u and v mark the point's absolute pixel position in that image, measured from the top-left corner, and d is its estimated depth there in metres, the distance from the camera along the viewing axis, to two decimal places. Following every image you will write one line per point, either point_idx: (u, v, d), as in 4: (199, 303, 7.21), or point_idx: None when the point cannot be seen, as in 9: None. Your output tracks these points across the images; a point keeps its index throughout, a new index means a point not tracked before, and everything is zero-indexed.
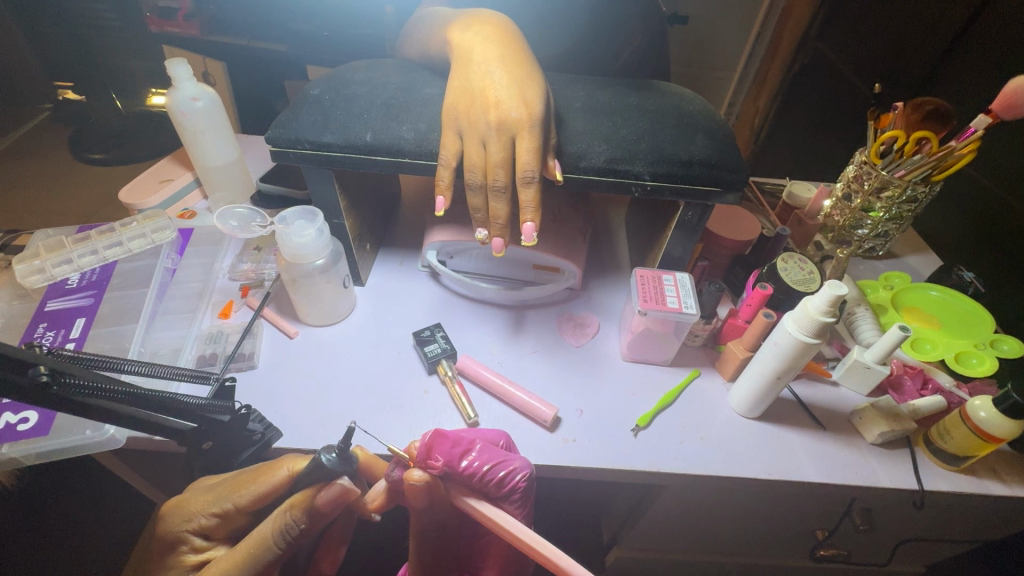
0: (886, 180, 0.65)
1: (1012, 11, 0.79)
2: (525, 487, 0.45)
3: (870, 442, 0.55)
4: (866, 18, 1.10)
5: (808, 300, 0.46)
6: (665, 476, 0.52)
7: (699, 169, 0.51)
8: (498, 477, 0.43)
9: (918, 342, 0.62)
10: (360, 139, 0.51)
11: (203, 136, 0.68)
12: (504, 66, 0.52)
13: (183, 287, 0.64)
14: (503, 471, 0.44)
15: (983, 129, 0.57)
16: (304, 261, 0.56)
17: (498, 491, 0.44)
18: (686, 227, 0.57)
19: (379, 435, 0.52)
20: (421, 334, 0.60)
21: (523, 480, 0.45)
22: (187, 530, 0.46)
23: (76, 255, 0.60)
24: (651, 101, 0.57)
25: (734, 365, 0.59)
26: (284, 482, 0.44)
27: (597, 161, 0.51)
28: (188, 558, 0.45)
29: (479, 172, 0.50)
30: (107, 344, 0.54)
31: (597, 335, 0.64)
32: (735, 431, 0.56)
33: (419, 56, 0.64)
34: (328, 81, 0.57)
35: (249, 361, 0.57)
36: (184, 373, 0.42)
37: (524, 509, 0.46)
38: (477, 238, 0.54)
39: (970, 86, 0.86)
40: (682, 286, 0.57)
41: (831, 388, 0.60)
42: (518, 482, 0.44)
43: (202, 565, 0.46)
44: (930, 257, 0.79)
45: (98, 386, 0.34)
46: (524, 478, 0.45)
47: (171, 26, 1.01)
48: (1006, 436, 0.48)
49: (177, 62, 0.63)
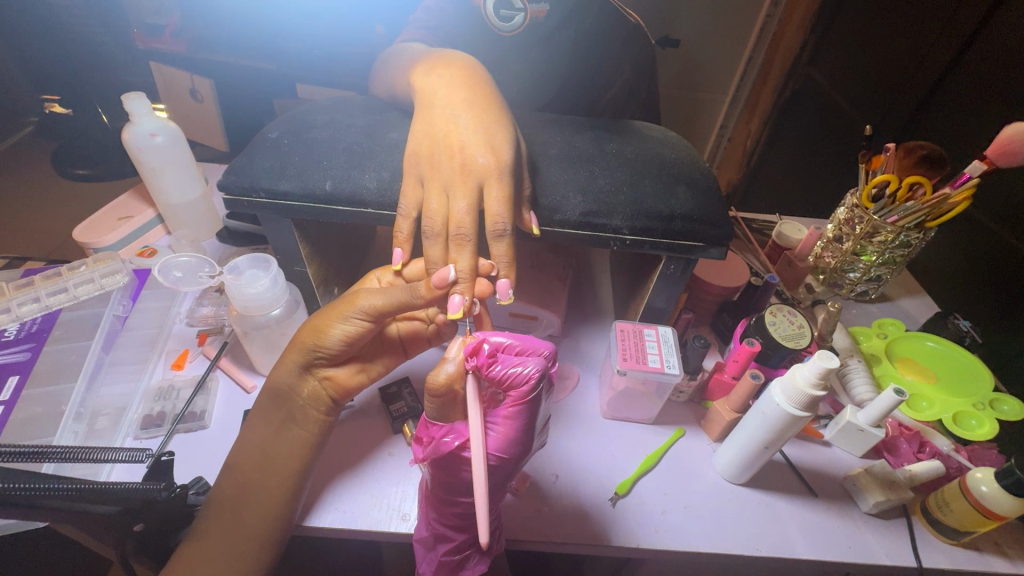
0: (877, 225, 0.63)
1: (1002, 48, 0.77)
2: (531, 389, 0.39)
3: (864, 511, 0.52)
4: (856, 47, 1.09)
5: (797, 369, 0.44)
6: (646, 552, 0.48)
7: (681, 224, 0.48)
8: (511, 376, 0.39)
9: (914, 399, 0.59)
10: (318, 188, 0.48)
11: (163, 173, 0.65)
12: (470, 110, 0.50)
13: (135, 335, 0.60)
14: (514, 370, 0.39)
15: (978, 176, 0.55)
16: (257, 313, 0.52)
17: (512, 385, 0.39)
18: (669, 281, 0.54)
19: (339, 506, 0.48)
20: (388, 390, 0.57)
21: (534, 380, 0.39)
22: (299, 386, 0.48)
23: (17, 303, 0.56)
24: (631, 147, 0.54)
25: (721, 426, 0.55)
26: (389, 333, 0.54)
27: (572, 214, 0.48)
28: (254, 454, 0.46)
29: (439, 221, 0.46)
30: (40, 407, 0.49)
31: (577, 388, 0.61)
32: (721, 499, 0.52)
33: (387, 94, 0.61)
34: (289, 124, 0.54)
35: (200, 421, 0.53)
36: (124, 453, 0.38)
37: (522, 403, 0.39)
38: (436, 309, 0.51)
39: (961, 122, 0.84)
40: (664, 341, 0.54)
41: (822, 448, 0.57)
42: (526, 381, 0.39)
43: (222, 508, 0.43)
44: (924, 301, 0.76)
45: (26, 486, 0.31)
46: (533, 378, 0.39)
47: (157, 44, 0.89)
48: (1010, 514, 0.44)
49: (135, 97, 0.60)
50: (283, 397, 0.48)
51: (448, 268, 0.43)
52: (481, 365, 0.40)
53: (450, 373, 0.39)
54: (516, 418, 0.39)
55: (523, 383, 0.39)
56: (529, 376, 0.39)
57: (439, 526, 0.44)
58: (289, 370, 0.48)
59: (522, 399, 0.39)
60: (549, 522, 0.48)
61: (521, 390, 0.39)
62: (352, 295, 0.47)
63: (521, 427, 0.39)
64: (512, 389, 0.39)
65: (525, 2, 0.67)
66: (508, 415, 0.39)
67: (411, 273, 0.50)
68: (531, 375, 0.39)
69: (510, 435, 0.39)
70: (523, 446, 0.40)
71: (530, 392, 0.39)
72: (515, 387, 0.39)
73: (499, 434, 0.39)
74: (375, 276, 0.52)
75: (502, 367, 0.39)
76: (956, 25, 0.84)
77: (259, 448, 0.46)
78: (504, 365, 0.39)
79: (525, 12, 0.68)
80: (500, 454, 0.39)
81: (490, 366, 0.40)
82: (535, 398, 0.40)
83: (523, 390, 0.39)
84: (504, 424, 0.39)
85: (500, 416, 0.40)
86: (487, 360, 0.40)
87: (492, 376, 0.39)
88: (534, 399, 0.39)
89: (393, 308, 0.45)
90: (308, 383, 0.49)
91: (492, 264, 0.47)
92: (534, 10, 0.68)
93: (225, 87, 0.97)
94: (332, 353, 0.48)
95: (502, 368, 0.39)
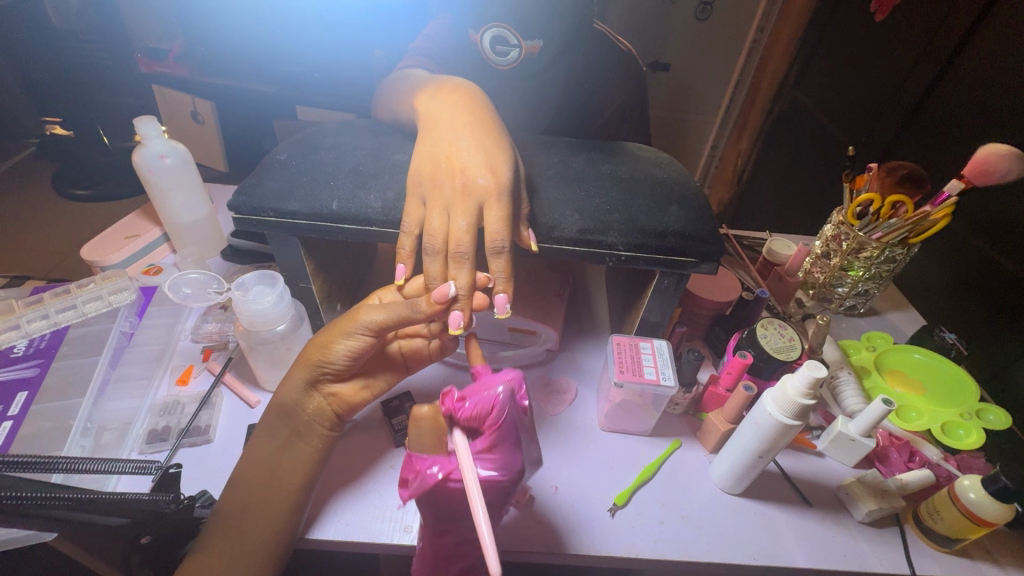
0: (863, 241, 0.65)
1: (977, 74, 0.81)
2: (502, 413, 0.41)
3: (857, 520, 0.53)
4: (841, 71, 1.13)
5: (786, 379, 0.45)
6: (646, 561, 0.49)
7: (673, 240, 0.50)
8: (479, 407, 0.41)
9: (903, 409, 0.61)
10: (325, 208, 0.50)
11: (171, 194, 0.67)
12: (471, 134, 0.52)
13: (141, 351, 0.61)
14: (480, 401, 0.41)
15: (956, 194, 0.58)
16: (263, 328, 0.53)
17: (485, 417, 0.41)
18: (663, 295, 0.56)
19: (343, 518, 0.49)
20: (390, 405, 0.58)
21: (502, 401, 0.41)
22: (306, 398, 0.50)
23: (26, 319, 0.57)
24: (624, 167, 0.57)
25: (716, 437, 0.56)
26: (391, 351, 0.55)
27: (570, 231, 0.50)
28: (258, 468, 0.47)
29: (440, 238, 0.47)
30: (49, 422, 0.50)
31: (575, 401, 0.62)
32: (717, 508, 0.53)
33: (389, 118, 0.64)
34: (296, 146, 0.56)
35: (205, 435, 0.54)
36: (130, 465, 0.39)
37: (499, 428, 0.41)
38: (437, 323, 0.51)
39: (938, 145, 0.87)
40: (660, 355, 0.56)
41: (815, 459, 0.58)
42: (495, 406, 0.41)
43: (229, 521, 0.44)
44: (911, 314, 0.78)
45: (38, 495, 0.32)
46: (502, 402, 0.41)
47: (160, 67, 0.94)
48: (998, 520, 0.46)
49: (147, 121, 0.62)
50: (289, 412, 0.49)
51: (448, 285, 0.45)
52: (453, 408, 0.42)
53: (432, 408, 0.41)
54: (497, 445, 0.41)
55: (493, 408, 0.41)
56: (497, 400, 0.41)
57: (434, 548, 0.44)
58: (295, 388, 0.50)
59: (496, 425, 0.40)
60: (548, 533, 0.49)
61: (494, 417, 0.41)
62: (354, 312, 0.49)
63: (504, 450, 0.41)
64: (486, 421, 0.41)
65: (520, 38, 0.68)
66: (487, 443, 0.41)
67: (412, 288, 0.51)
68: (498, 398, 0.41)
69: (496, 461, 0.41)
70: (512, 467, 0.42)
71: (502, 416, 0.41)
72: (487, 416, 0.41)
73: (485, 463, 0.41)
74: (378, 295, 0.53)
75: (471, 402, 0.41)
76: (935, 51, 0.88)
77: (263, 463, 0.47)
78: (472, 399, 0.41)
79: (520, 48, 0.69)
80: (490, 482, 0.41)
81: (461, 407, 0.41)
82: (509, 421, 0.41)
83: (495, 416, 0.41)
84: (486, 452, 0.41)
85: (481, 447, 0.41)
86: (457, 402, 0.41)
87: (464, 415, 0.41)
88: (506, 421, 0.41)
89: (394, 323, 0.46)
90: (313, 399, 0.50)
91: (490, 279, 0.48)
92: (528, 46, 0.69)
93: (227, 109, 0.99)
94: (334, 369, 0.49)
95: (469, 403, 0.41)
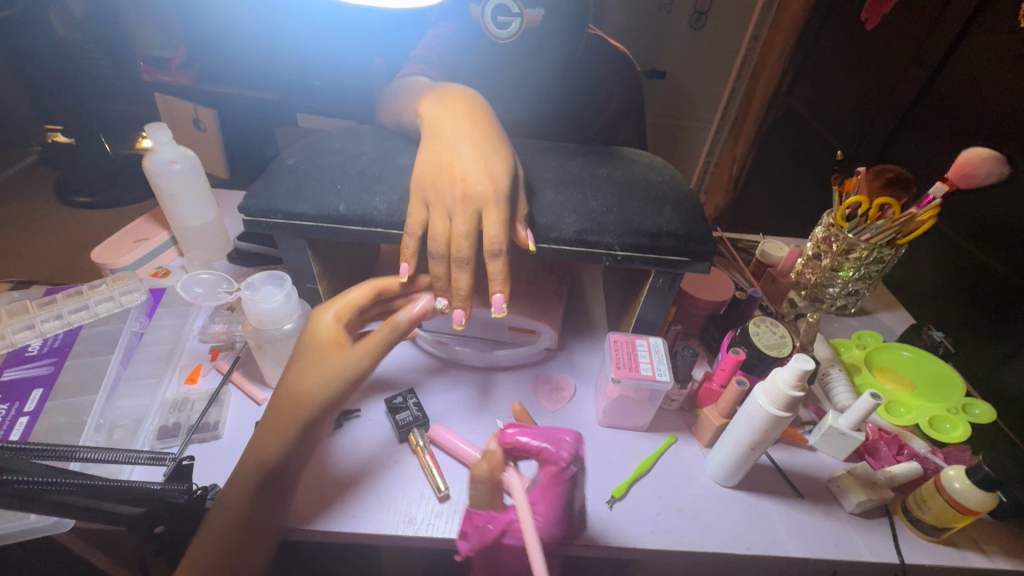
0: (852, 242, 0.67)
1: (961, 81, 0.83)
2: (565, 466, 0.46)
3: (848, 511, 0.54)
4: (833, 79, 1.16)
5: (776, 372, 0.47)
6: (644, 552, 0.50)
7: (667, 241, 0.52)
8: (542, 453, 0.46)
9: (892, 405, 0.63)
10: (332, 210, 0.52)
11: (180, 198, 0.69)
12: (472, 140, 0.54)
13: (151, 350, 0.62)
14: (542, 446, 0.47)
15: (941, 196, 0.60)
16: (271, 327, 0.55)
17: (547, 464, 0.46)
18: (658, 294, 0.58)
19: (348, 511, 0.50)
20: (393, 401, 0.59)
21: (568, 455, 0.46)
22: None
23: (40, 319, 0.58)
24: (620, 171, 0.59)
25: (711, 432, 0.58)
26: None
27: (567, 232, 0.52)
28: None
29: (443, 242, 0.50)
30: (63, 418, 0.51)
31: (573, 399, 0.64)
32: (712, 500, 0.54)
33: (393, 124, 0.66)
34: (304, 151, 0.58)
35: (213, 431, 0.55)
36: (145, 455, 0.42)
37: (561, 480, 0.46)
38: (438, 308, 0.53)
39: (925, 150, 0.89)
40: (655, 351, 0.57)
41: (808, 453, 0.60)
42: (558, 458, 0.46)
43: None
44: (901, 314, 0.80)
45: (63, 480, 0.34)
46: (567, 456, 0.46)
47: (163, 76, 0.96)
48: (982, 509, 0.47)
49: (158, 127, 0.64)
50: None
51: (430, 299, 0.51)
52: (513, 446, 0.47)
53: (490, 461, 0.47)
54: (556, 496, 0.46)
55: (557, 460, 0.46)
56: (563, 456, 0.46)
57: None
58: None
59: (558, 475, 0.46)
60: None
61: (557, 468, 0.46)
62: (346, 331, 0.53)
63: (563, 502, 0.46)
64: (548, 468, 0.46)
65: (521, 6, 0.65)
66: (545, 492, 0.46)
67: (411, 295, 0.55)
68: (564, 454, 0.46)
69: (552, 512, 0.46)
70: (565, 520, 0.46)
71: (565, 469, 0.46)
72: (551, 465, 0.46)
73: (543, 510, 0.46)
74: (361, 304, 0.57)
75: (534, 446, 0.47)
76: (922, 59, 0.90)
77: None
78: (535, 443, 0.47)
79: (522, 17, 0.66)
80: (546, 530, 0.45)
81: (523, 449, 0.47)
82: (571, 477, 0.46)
83: (558, 468, 0.46)
84: (545, 500, 0.46)
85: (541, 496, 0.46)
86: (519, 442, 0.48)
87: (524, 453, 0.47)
88: (569, 476, 0.46)
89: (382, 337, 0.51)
90: None
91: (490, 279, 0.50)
92: (530, 15, 0.67)
93: (232, 116, 1.01)
94: None
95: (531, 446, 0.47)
